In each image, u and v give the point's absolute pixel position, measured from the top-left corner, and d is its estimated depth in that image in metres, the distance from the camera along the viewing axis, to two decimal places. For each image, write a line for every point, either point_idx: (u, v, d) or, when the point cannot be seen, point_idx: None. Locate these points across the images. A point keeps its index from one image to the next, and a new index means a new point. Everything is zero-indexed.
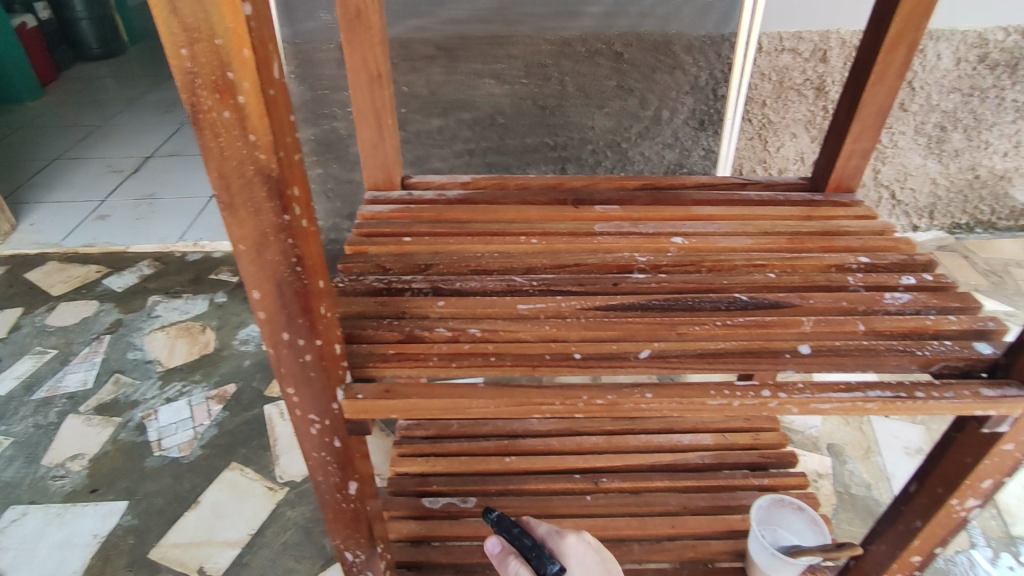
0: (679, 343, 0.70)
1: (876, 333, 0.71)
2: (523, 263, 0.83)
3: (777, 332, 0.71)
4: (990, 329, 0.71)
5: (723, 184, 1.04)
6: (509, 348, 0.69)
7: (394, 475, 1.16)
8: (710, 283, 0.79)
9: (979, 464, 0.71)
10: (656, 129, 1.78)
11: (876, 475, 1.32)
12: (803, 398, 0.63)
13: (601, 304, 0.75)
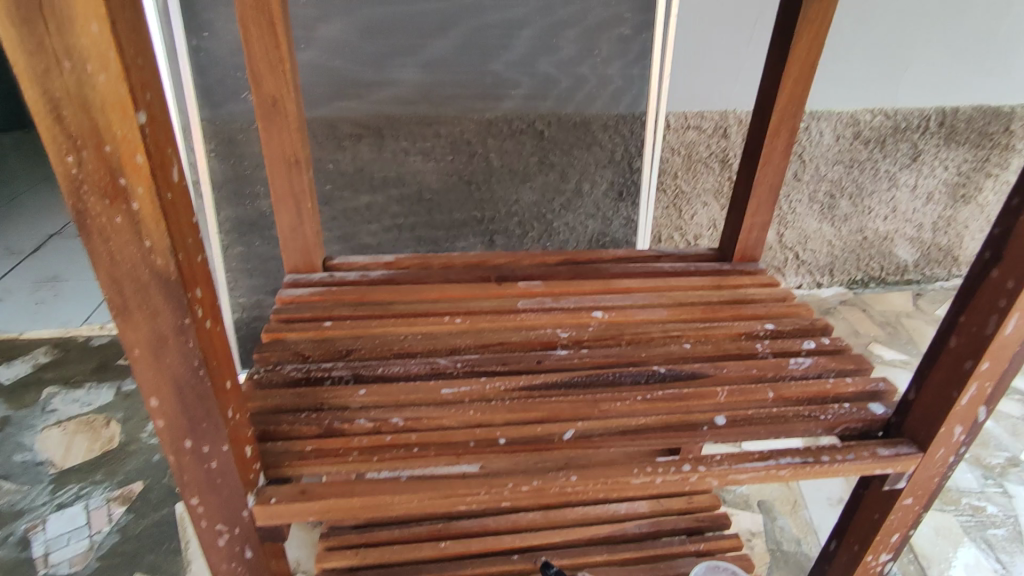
0: (602, 420, 0.71)
1: (784, 398, 0.75)
2: (447, 344, 0.83)
3: (694, 404, 0.73)
4: (882, 390, 0.77)
5: (639, 256, 1.09)
6: (432, 436, 0.69)
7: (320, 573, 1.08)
8: (631, 356, 0.81)
9: (886, 520, 0.74)
10: (578, 201, 1.86)
11: (805, 530, 1.35)
12: (722, 469, 0.65)
13: (525, 384, 0.76)
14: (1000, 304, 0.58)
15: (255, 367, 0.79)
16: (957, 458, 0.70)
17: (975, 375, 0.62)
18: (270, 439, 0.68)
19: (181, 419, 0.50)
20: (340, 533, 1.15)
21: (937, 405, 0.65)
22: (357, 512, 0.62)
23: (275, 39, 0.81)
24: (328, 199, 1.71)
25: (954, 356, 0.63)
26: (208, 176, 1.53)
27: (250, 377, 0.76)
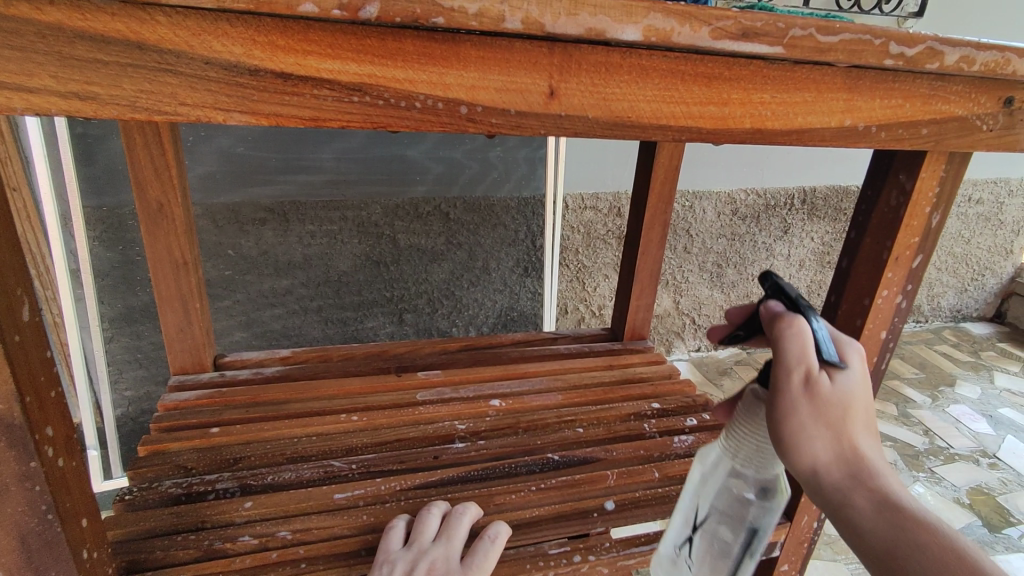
0: (497, 515, 0.72)
1: (669, 477, 0.80)
2: (343, 445, 0.82)
3: (586, 490, 0.77)
4: None
5: (537, 339, 1.14)
6: (322, 548, 0.67)
7: None
8: (526, 444, 0.84)
9: None
10: (486, 278, 1.93)
11: None
12: (611, 557, 0.70)
13: (420, 482, 0.76)
14: None
15: (128, 485, 0.74)
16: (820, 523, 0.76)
17: None
18: (140, 569, 0.63)
19: (25, 571, 0.47)
20: None
21: None
22: None
23: (162, 149, 0.81)
24: (229, 284, 1.65)
25: None
26: (91, 263, 1.43)
27: (122, 499, 0.71)
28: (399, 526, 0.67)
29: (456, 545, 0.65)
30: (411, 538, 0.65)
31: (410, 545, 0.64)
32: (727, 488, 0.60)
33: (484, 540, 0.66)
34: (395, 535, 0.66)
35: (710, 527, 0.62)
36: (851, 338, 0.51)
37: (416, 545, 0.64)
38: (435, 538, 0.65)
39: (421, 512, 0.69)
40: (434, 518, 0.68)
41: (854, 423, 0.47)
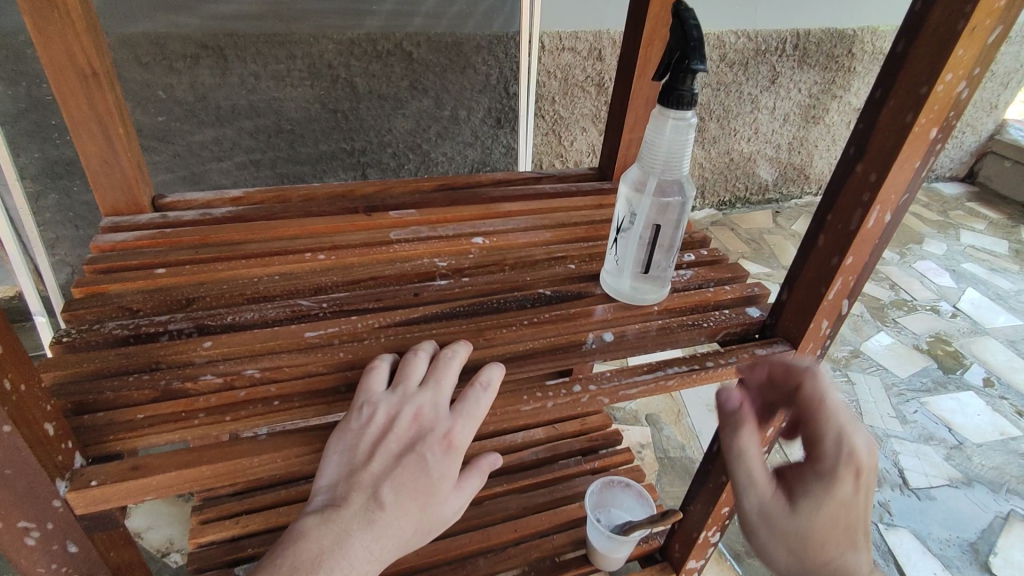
0: (487, 349, 0.66)
1: (669, 310, 0.75)
2: (310, 284, 0.73)
3: (580, 323, 0.71)
4: (757, 294, 0.78)
5: (519, 179, 1.03)
6: (297, 386, 0.60)
7: (197, 549, 1.00)
8: (515, 281, 0.77)
9: (762, 416, 0.78)
10: (454, 129, 1.77)
11: (688, 436, 1.44)
12: (611, 386, 0.63)
13: (401, 319, 0.69)
14: (863, 199, 0.59)
15: (64, 328, 0.64)
16: (822, 351, 0.73)
17: (840, 270, 0.64)
18: (89, 412, 0.55)
19: None
20: (217, 503, 1.07)
21: (809, 302, 0.68)
22: (206, 481, 0.52)
23: None
24: (165, 134, 1.46)
25: (823, 254, 0.65)
26: None
27: (59, 342, 0.62)
28: (382, 364, 0.59)
29: (446, 388, 0.58)
30: (393, 382, 0.58)
31: (393, 392, 0.57)
32: (656, 198, 0.69)
33: (475, 385, 0.58)
34: (376, 378, 0.58)
35: (637, 236, 0.72)
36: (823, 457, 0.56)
37: (399, 393, 0.57)
38: (422, 384, 0.58)
39: (407, 354, 0.60)
40: (422, 360, 0.60)
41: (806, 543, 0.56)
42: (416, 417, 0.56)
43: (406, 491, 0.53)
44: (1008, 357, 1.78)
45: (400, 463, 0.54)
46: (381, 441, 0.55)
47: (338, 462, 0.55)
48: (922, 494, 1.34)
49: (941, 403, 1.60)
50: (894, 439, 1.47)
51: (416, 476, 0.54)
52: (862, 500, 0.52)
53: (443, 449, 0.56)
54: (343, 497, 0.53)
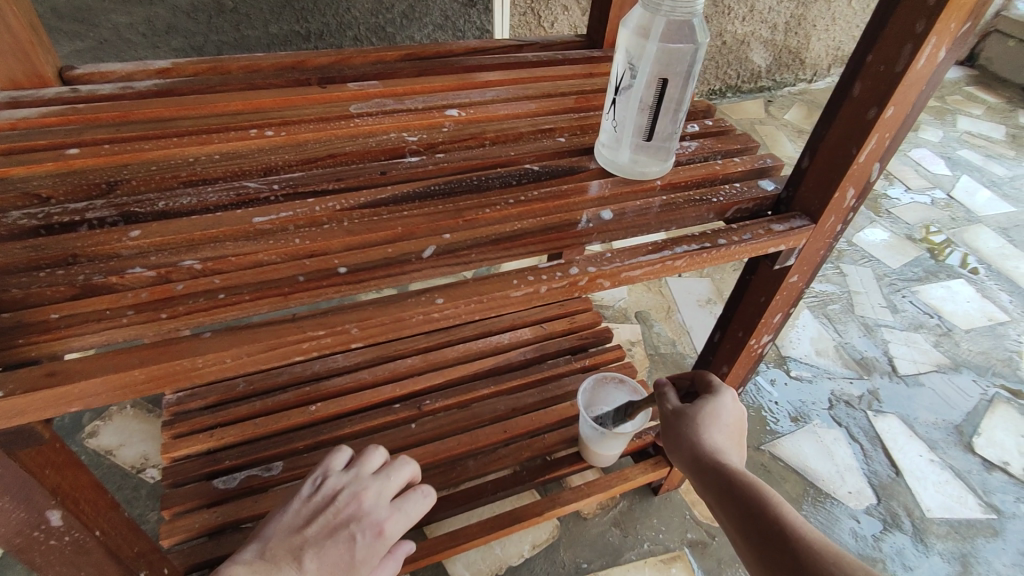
0: (469, 230, 0.56)
1: (672, 186, 0.65)
2: (258, 163, 0.62)
3: (573, 201, 0.62)
4: (770, 167, 0.70)
5: (497, 47, 0.90)
6: (245, 277, 0.49)
7: (172, 463, 0.95)
8: (497, 157, 0.67)
9: (770, 302, 0.72)
10: (422, 7, 1.57)
11: (678, 331, 1.41)
12: (613, 269, 0.56)
13: (366, 201, 0.59)
14: (916, 30, 0.50)
15: None
16: (843, 227, 0.66)
17: (877, 123, 0.56)
18: None
19: None
20: (189, 415, 1.01)
21: (834, 166, 0.60)
22: (142, 388, 0.44)
23: None
24: (83, 12, 1.27)
25: (858, 107, 0.56)
26: None
27: None
28: (344, 451, 0.65)
29: (389, 485, 0.63)
30: (352, 464, 0.64)
31: (344, 475, 0.62)
32: (664, 44, 0.60)
33: (416, 489, 0.64)
34: (335, 460, 0.64)
35: (639, 96, 0.62)
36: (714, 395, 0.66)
37: (348, 476, 0.62)
38: (368, 476, 0.63)
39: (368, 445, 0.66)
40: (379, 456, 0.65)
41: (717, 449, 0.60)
42: (360, 497, 0.60)
43: (329, 562, 0.55)
44: (998, 244, 1.75)
45: (330, 534, 0.57)
46: (322, 510, 0.59)
47: (277, 524, 0.58)
48: (910, 381, 1.34)
49: (932, 292, 1.58)
50: (884, 329, 1.46)
51: (342, 552, 0.56)
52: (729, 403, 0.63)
53: (371, 536, 0.58)
54: (273, 550, 0.55)
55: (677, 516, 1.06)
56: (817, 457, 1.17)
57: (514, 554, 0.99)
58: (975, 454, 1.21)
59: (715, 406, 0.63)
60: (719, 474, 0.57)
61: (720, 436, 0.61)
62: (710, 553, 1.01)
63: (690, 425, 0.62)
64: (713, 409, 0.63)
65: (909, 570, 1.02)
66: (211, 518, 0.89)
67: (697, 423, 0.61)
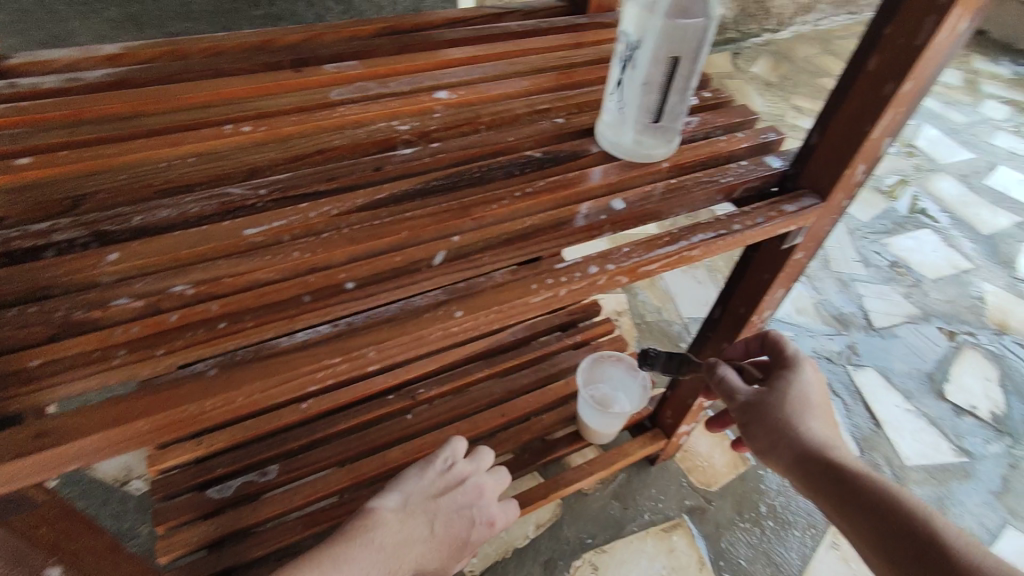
0: (479, 230, 0.53)
1: (678, 167, 0.63)
2: (242, 163, 0.56)
3: (581, 190, 0.59)
4: (773, 141, 0.68)
5: (477, 17, 0.84)
6: (245, 300, 0.45)
7: (159, 475, 0.91)
8: (496, 144, 0.63)
9: (775, 279, 0.72)
10: None
11: (663, 299, 1.41)
12: (631, 264, 0.53)
13: (364, 202, 0.55)
14: (939, 3, 0.47)
15: None
16: (852, 201, 0.65)
17: (893, 99, 0.54)
18: None
19: None
20: None
21: (845, 143, 0.59)
22: (147, 438, 0.40)
23: None
24: None
25: (873, 82, 0.54)
26: None
27: None
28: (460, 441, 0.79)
29: (489, 488, 0.77)
30: (470, 457, 0.78)
31: (465, 467, 0.76)
32: (670, 19, 0.55)
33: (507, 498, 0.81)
34: (461, 446, 0.77)
35: (645, 77, 0.58)
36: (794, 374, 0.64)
37: (468, 468, 0.76)
38: (480, 475, 0.77)
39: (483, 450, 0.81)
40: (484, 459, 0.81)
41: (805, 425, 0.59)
42: (479, 487, 0.75)
43: (450, 532, 0.68)
44: (960, 191, 1.80)
45: (454, 511, 0.70)
46: (448, 489, 0.72)
47: (413, 485, 0.70)
48: (885, 333, 1.39)
49: (901, 243, 1.62)
50: (858, 283, 1.50)
51: (458, 528, 0.70)
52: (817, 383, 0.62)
53: (484, 522, 0.74)
54: (414, 506, 0.67)
55: (674, 484, 1.08)
56: None
57: (519, 536, 1.00)
58: (946, 401, 1.27)
59: (797, 387, 0.62)
60: (829, 460, 0.56)
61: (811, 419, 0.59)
62: (708, 518, 1.05)
63: (779, 411, 0.60)
64: (796, 389, 0.61)
65: None
66: (208, 530, 0.86)
67: (785, 408, 0.60)
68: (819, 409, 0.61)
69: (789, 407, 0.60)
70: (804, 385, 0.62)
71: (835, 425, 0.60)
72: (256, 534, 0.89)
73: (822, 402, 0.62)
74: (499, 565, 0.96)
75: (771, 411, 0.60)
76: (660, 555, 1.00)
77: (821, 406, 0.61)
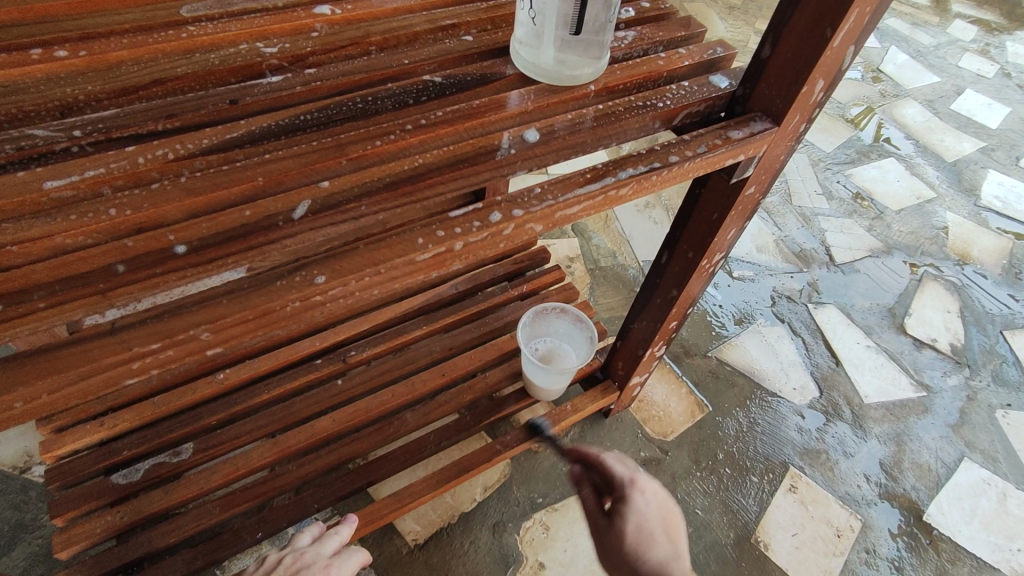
0: (355, 172, 0.42)
1: (610, 90, 0.53)
2: (52, 99, 0.45)
3: (487, 119, 0.49)
4: (720, 57, 0.58)
5: None
6: (37, 273, 0.35)
7: (58, 462, 0.83)
8: (387, 67, 0.52)
9: (724, 219, 0.64)
10: None
11: (618, 242, 1.33)
12: (545, 209, 0.44)
13: (213, 144, 0.44)
14: None
15: None
16: (808, 125, 0.57)
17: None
18: None
19: None
20: None
21: (802, 52, 0.49)
22: None
23: None
24: None
25: None
26: None
27: None
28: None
29: (330, 544, 0.68)
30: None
31: (286, 548, 0.66)
32: None
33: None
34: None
35: None
36: (633, 490, 0.59)
37: (295, 547, 0.67)
38: (313, 543, 0.68)
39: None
40: None
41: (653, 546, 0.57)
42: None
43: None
44: (925, 117, 1.74)
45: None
46: (276, 567, 0.62)
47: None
48: (847, 268, 1.34)
49: (865, 174, 1.55)
50: (821, 218, 1.44)
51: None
52: (654, 511, 0.58)
53: None
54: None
55: (628, 436, 1.04)
56: (761, 356, 1.17)
57: (465, 501, 0.94)
58: (906, 334, 1.24)
59: (643, 509, 0.58)
60: None
61: (651, 542, 0.57)
62: (664, 469, 1.01)
63: (615, 548, 0.57)
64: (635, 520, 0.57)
65: (849, 457, 1.05)
66: (115, 519, 0.80)
67: (622, 546, 0.56)
68: (657, 534, 0.58)
69: (626, 543, 0.56)
70: (639, 511, 0.58)
71: (678, 541, 0.59)
72: (171, 519, 0.82)
73: (660, 526, 0.58)
74: (443, 532, 0.91)
75: (611, 557, 0.58)
76: None
77: (660, 531, 0.58)
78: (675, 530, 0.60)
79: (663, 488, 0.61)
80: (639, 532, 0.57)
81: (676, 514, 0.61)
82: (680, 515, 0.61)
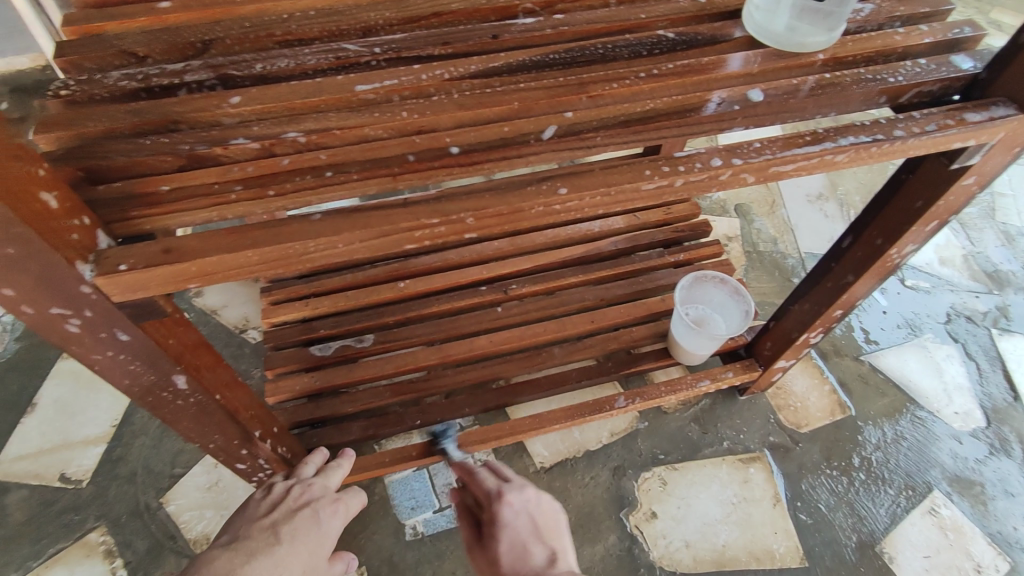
0: (595, 108, 0.49)
1: (836, 62, 0.54)
2: (357, 22, 0.56)
3: (714, 75, 0.52)
4: (966, 38, 0.56)
5: None
6: (354, 152, 0.45)
7: (272, 328, 1.01)
8: (624, 18, 0.57)
9: (929, 208, 0.62)
10: None
11: (781, 229, 1.29)
12: (763, 162, 0.47)
13: (478, 70, 0.52)
14: None
15: (61, 78, 0.51)
16: None
17: None
18: (105, 181, 0.44)
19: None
20: (285, 285, 1.05)
21: None
22: (255, 269, 0.42)
23: None
24: None
25: None
26: None
27: (57, 96, 0.49)
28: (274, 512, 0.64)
29: (334, 478, 0.68)
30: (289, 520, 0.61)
31: (292, 478, 0.65)
32: None
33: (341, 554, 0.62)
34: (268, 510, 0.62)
35: None
36: (489, 488, 0.61)
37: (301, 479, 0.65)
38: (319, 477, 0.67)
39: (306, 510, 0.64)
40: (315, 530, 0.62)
41: (533, 548, 0.55)
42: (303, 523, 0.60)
43: (302, 538, 0.56)
44: None
45: (294, 516, 0.58)
46: (282, 500, 0.60)
47: (240, 518, 0.57)
48: None
49: None
50: None
51: (309, 528, 0.57)
52: (527, 517, 0.58)
53: (331, 511, 0.60)
54: (247, 538, 0.54)
55: (760, 419, 1.04)
56: (922, 372, 1.10)
57: (591, 441, 1.01)
58: None
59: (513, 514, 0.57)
60: None
61: (525, 554, 0.54)
62: (792, 457, 1.00)
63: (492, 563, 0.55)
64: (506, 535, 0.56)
65: (1007, 496, 0.97)
66: (310, 382, 0.96)
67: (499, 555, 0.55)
68: (531, 541, 0.55)
69: (499, 554, 0.55)
70: (507, 526, 0.57)
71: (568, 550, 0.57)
72: (348, 393, 0.98)
73: (532, 536, 0.56)
74: (568, 462, 0.99)
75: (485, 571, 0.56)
76: (733, 483, 0.97)
77: (534, 538, 0.56)
78: (557, 533, 0.58)
79: (537, 495, 0.60)
80: (521, 537, 0.56)
81: (555, 517, 0.59)
82: (561, 518, 0.59)
